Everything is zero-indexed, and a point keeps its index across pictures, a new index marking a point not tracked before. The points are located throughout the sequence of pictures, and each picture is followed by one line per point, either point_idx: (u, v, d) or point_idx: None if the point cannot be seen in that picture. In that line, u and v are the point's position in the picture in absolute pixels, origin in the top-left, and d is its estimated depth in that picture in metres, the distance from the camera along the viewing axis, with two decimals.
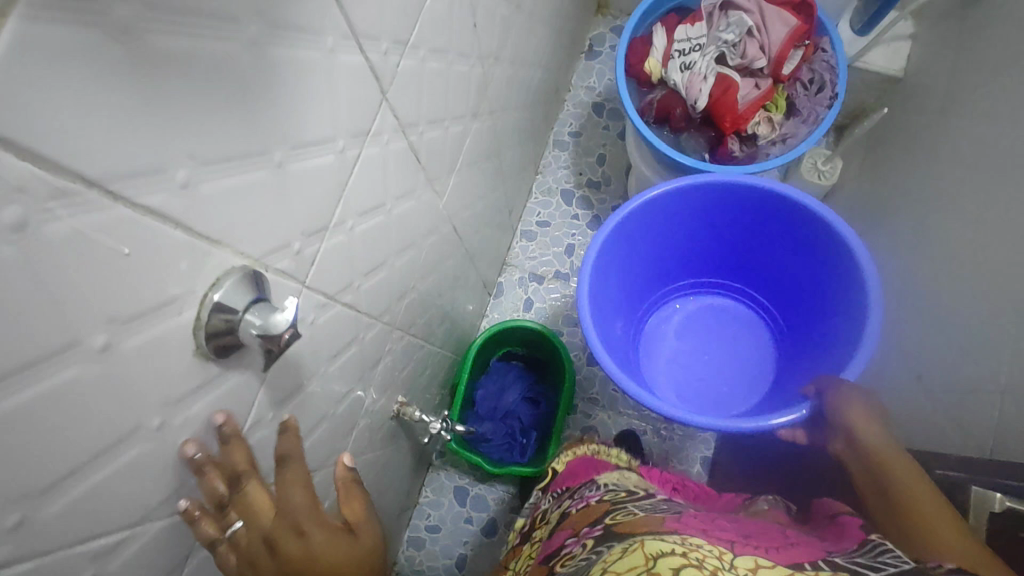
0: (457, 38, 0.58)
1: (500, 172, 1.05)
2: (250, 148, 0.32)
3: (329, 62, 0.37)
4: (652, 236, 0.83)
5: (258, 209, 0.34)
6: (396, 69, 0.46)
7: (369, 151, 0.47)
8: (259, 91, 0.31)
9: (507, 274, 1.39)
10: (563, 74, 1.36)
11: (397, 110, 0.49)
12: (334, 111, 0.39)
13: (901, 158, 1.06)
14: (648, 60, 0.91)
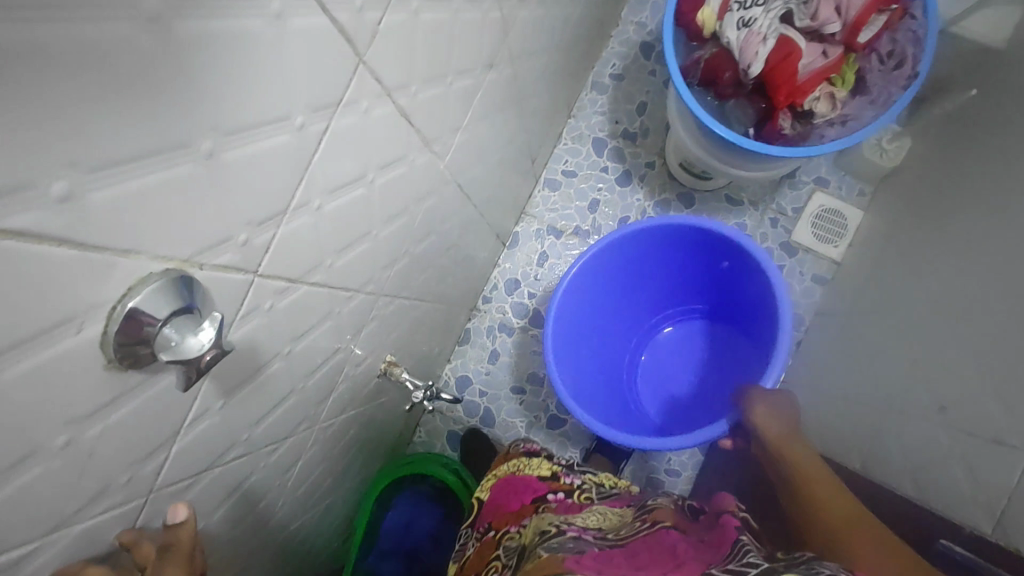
0: None
1: (520, 122, 0.97)
2: (162, 144, 0.27)
3: (278, 31, 0.31)
4: (618, 283, 1.01)
5: (179, 211, 0.30)
6: (377, 26, 0.39)
7: (342, 121, 0.41)
8: (173, 76, 0.26)
9: (525, 224, 1.32)
10: (611, 7, 1.21)
11: (379, 73, 0.43)
12: (286, 84, 0.33)
13: (979, 150, 0.93)
14: (703, 9, 0.79)
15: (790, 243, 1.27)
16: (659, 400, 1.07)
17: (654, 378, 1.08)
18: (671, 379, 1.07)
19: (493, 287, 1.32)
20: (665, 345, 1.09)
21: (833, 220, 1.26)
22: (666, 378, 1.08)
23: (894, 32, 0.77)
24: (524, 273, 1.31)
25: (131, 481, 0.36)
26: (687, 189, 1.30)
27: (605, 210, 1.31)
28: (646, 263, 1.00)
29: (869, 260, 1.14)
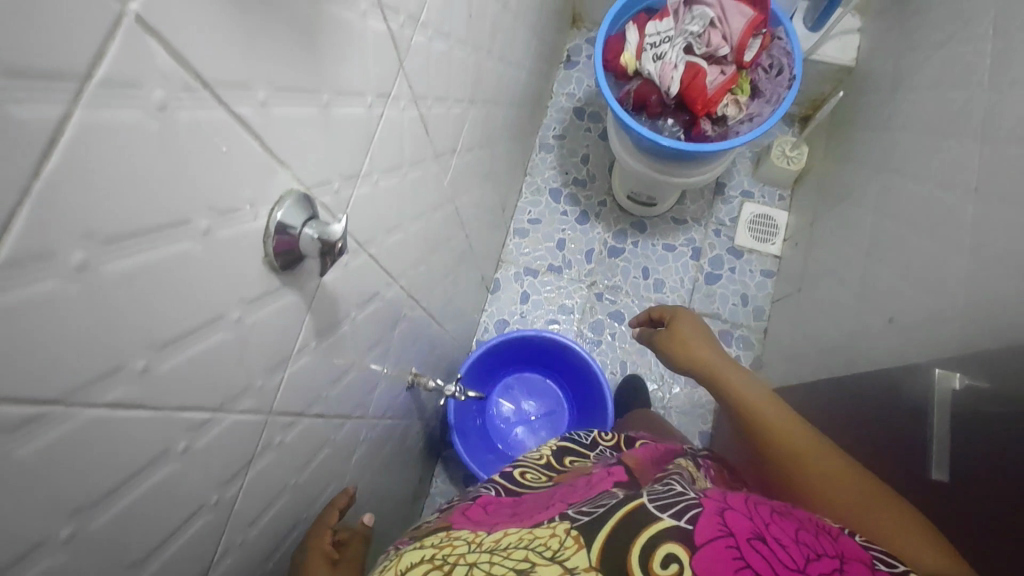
0: (456, 25, 0.67)
1: (491, 166, 1.13)
2: (302, 52, 0.37)
3: (361, 24, 0.44)
4: (478, 375, 1.25)
5: (315, 119, 0.41)
6: (410, 41, 0.54)
7: (390, 113, 0.55)
8: (322, 39, 0.39)
9: (503, 269, 1.45)
10: (545, 82, 1.46)
11: (410, 78, 0.57)
12: (366, 58, 0.47)
13: (861, 134, 1.18)
14: (623, 54, 0.99)
15: (735, 247, 1.45)
16: (540, 434, 1.30)
17: (525, 421, 1.31)
18: (535, 414, 1.31)
19: (484, 329, 1.42)
20: (497, 418, 1.31)
21: (764, 223, 1.46)
22: (530, 413, 1.32)
23: (770, 49, 0.98)
24: (511, 312, 1.43)
25: (264, 389, 0.44)
26: (638, 217, 1.48)
27: (572, 246, 1.47)
28: (485, 381, 1.28)
29: (805, 242, 1.32)
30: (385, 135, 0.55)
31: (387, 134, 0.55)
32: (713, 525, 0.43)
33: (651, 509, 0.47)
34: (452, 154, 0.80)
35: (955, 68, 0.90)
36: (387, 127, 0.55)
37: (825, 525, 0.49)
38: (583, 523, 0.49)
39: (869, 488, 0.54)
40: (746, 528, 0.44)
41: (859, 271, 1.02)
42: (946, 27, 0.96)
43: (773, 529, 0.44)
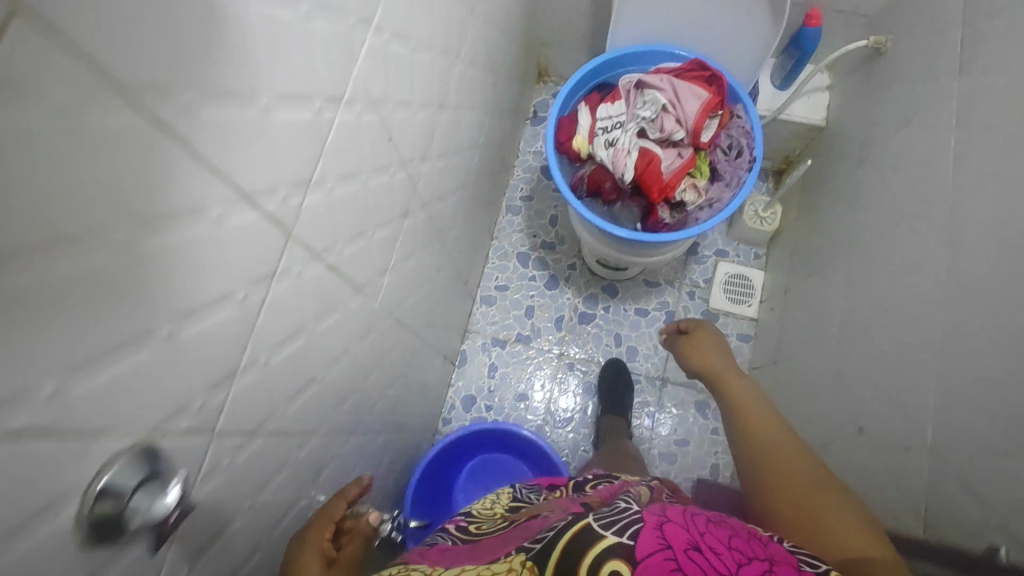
0: (371, 154, 0.61)
1: (446, 250, 1.08)
2: (118, 313, 0.33)
3: (216, 229, 0.40)
4: (433, 472, 1.17)
5: (133, 370, 0.36)
6: (299, 207, 0.49)
7: (278, 289, 0.50)
8: (145, 279, 0.34)
9: (470, 340, 1.40)
10: (508, 143, 1.41)
11: (304, 242, 0.52)
12: (220, 259, 0.41)
13: (830, 202, 1.12)
14: (574, 138, 0.94)
15: (709, 310, 1.39)
16: None
17: None
18: None
19: (450, 406, 1.36)
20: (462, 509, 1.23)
21: (740, 284, 1.40)
22: None
23: (730, 128, 0.93)
24: (478, 386, 1.37)
25: None
26: (609, 281, 1.42)
27: (540, 313, 1.41)
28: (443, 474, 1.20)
29: (780, 307, 1.27)
30: (270, 312, 0.50)
31: (273, 309, 0.50)
32: (653, 538, 0.42)
33: (594, 528, 0.44)
34: (382, 275, 0.75)
35: (917, 150, 0.85)
36: (273, 302, 0.50)
37: (757, 533, 0.48)
38: (537, 552, 0.47)
39: (821, 479, 0.61)
40: (685, 540, 0.42)
41: (830, 356, 0.97)
42: (911, 101, 0.91)
43: (709, 538, 0.43)
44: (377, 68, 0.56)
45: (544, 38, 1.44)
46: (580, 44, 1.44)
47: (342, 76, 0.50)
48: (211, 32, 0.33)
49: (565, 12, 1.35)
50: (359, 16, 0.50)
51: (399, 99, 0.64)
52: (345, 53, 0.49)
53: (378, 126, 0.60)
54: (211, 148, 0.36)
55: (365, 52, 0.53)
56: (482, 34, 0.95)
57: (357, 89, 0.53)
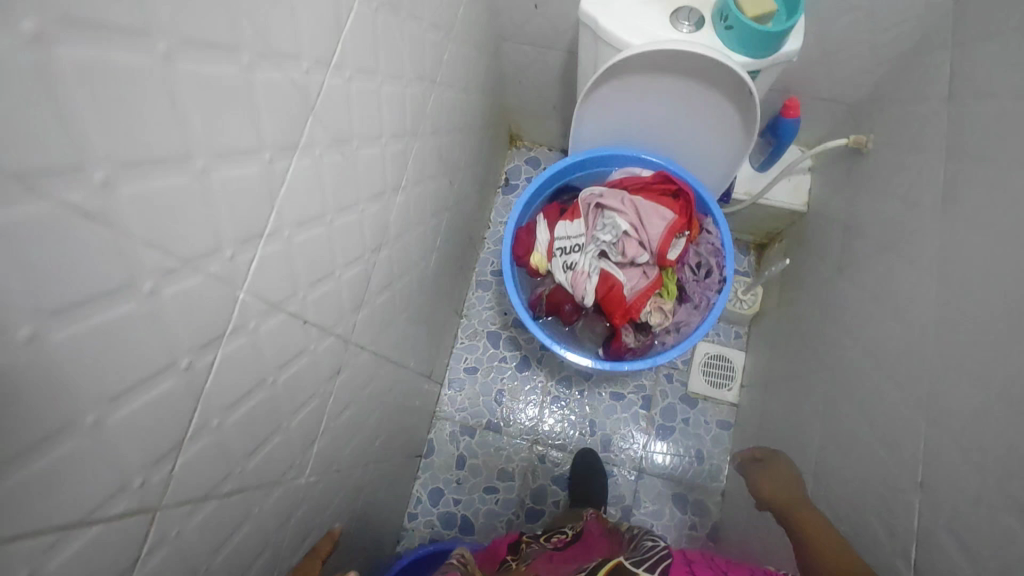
0: (334, 188, 0.57)
1: (411, 335, 1.03)
2: (24, 414, 0.30)
3: (151, 300, 0.37)
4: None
5: (58, 463, 0.33)
6: (250, 262, 0.46)
7: (232, 345, 0.47)
8: (63, 363, 0.32)
9: (438, 429, 1.33)
10: (478, 218, 1.34)
11: (260, 294, 0.49)
12: (157, 330, 0.38)
13: (806, 292, 1.10)
14: (533, 254, 0.90)
15: (688, 395, 1.36)
16: None
17: None
18: None
19: (416, 501, 1.29)
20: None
21: (720, 367, 1.35)
22: None
23: (697, 245, 0.90)
24: (447, 480, 1.30)
25: None
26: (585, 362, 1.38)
27: (512, 399, 1.35)
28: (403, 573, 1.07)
29: (760, 400, 1.22)
30: (216, 387, 0.46)
31: (221, 383, 0.47)
32: None
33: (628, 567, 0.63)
34: (343, 336, 0.70)
35: (902, 242, 0.81)
36: (219, 377, 0.46)
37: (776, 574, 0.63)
38: None
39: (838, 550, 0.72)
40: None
41: (811, 453, 0.94)
42: (895, 186, 0.86)
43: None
44: (335, 106, 0.53)
45: (513, 105, 1.35)
46: (549, 113, 1.34)
47: (294, 120, 0.47)
48: (140, 97, 0.31)
49: (534, 86, 1.26)
50: (307, 57, 0.47)
51: (363, 136, 0.61)
52: (295, 96, 0.46)
53: (343, 166, 0.58)
54: (139, 221, 0.34)
55: (321, 91, 0.50)
56: (450, 121, 0.93)
57: (312, 131, 0.50)
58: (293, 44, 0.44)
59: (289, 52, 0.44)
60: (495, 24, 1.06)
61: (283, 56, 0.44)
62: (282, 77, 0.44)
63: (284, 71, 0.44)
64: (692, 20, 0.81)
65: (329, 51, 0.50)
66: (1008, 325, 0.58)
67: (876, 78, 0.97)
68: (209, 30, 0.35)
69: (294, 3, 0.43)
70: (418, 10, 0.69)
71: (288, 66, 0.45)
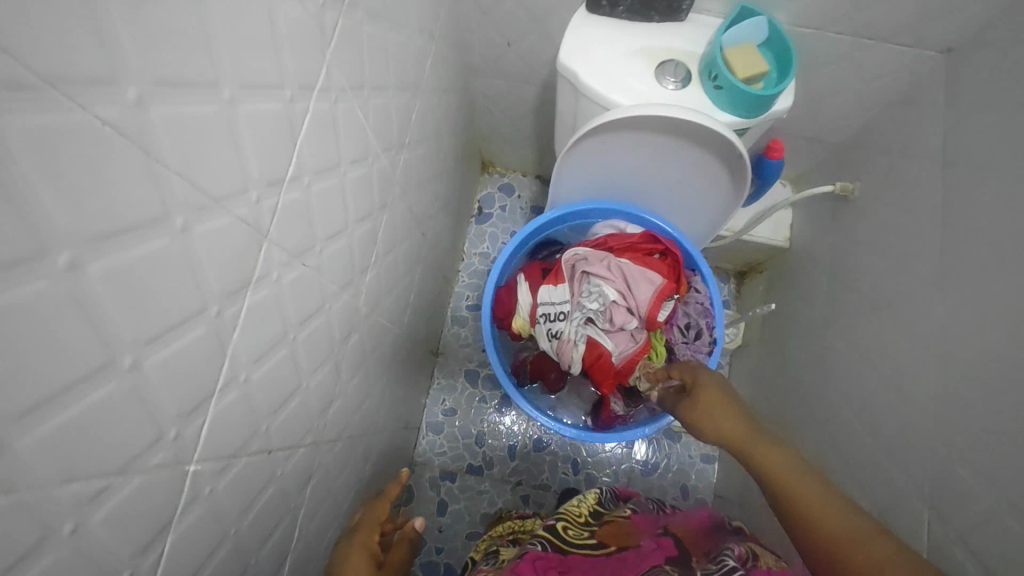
0: (298, 304, 0.51)
1: (387, 398, 0.97)
2: None
3: (78, 539, 0.30)
4: None
5: None
6: (202, 426, 0.39)
7: (184, 523, 0.40)
8: None
9: (417, 473, 1.28)
10: (452, 253, 1.27)
11: (213, 455, 0.42)
12: (94, 561, 0.32)
13: (791, 332, 1.08)
14: (515, 318, 0.86)
15: (672, 428, 1.33)
16: None
17: None
18: None
19: None
20: None
21: None
22: None
23: (686, 305, 0.86)
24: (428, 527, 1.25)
25: None
26: None
27: (493, 439, 1.31)
28: None
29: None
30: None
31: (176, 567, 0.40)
32: None
33: None
34: (313, 440, 0.64)
35: (894, 303, 0.78)
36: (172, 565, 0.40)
37: None
38: None
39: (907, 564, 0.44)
40: None
41: None
42: (888, 240, 0.83)
43: None
44: (293, 218, 0.47)
45: (486, 134, 1.28)
46: (523, 142, 1.27)
47: (243, 256, 0.40)
48: (37, 329, 0.25)
49: (507, 116, 1.19)
50: (256, 184, 0.40)
51: (327, 235, 0.55)
52: (244, 232, 0.40)
53: (305, 277, 0.52)
54: (51, 466, 0.27)
55: (277, 211, 0.44)
56: (420, 178, 0.87)
57: (267, 257, 0.44)
58: (237, 178, 0.38)
59: (231, 190, 0.37)
60: (463, 60, 0.99)
61: (224, 198, 0.37)
62: (224, 221, 0.37)
63: (228, 212, 0.37)
64: (679, 77, 0.76)
65: (283, 167, 0.44)
66: (1009, 416, 0.55)
67: (863, 119, 0.95)
68: (125, 212, 0.28)
69: (236, 134, 0.37)
70: (384, 77, 0.62)
71: (231, 205, 0.38)
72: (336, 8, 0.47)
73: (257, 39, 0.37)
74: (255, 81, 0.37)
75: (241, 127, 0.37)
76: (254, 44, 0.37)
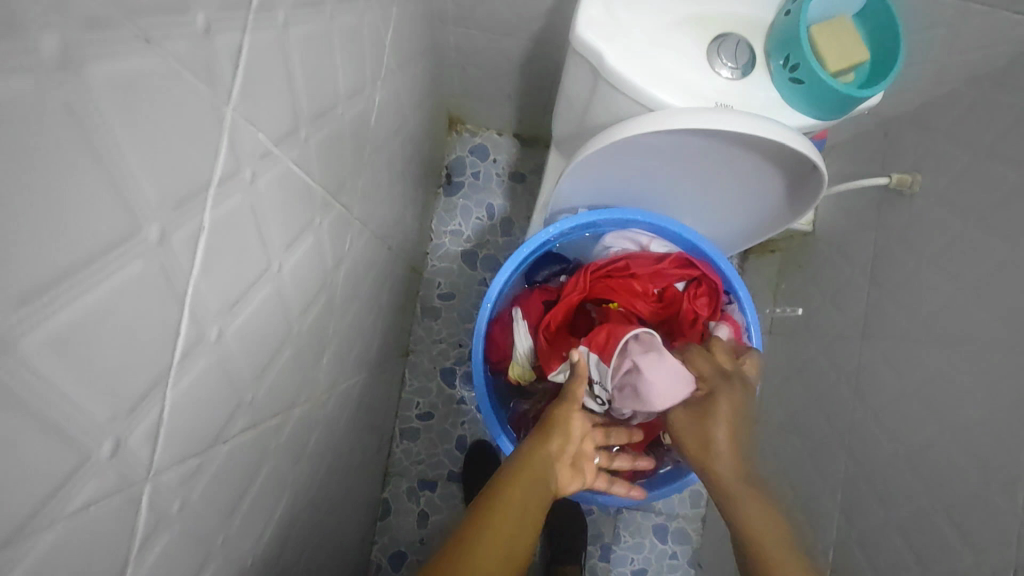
0: (218, 499, 0.33)
1: (351, 443, 0.80)
2: None
3: None
4: None
5: None
6: None
7: None
8: None
9: (392, 484, 1.15)
10: (419, 239, 1.07)
11: None
12: None
13: (813, 334, 0.96)
14: (511, 365, 0.72)
15: None
16: None
17: None
18: None
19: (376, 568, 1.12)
20: None
21: None
22: None
23: None
24: (408, 541, 1.13)
25: None
26: None
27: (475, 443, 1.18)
28: None
29: None
30: None
31: None
32: None
33: None
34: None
35: (963, 340, 0.66)
36: None
37: None
38: None
39: None
40: None
41: (822, 540, 0.83)
42: (959, 258, 0.69)
43: None
44: (198, 406, 0.28)
45: (457, 90, 1.03)
46: (502, 100, 1.04)
47: (95, 553, 0.22)
48: None
49: (483, 72, 0.94)
50: (103, 433, 0.21)
51: (258, 372, 0.35)
52: (89, 522, 0.22)
53: (231, 456, 0.33)
54: None
55: (164, 428, 0.25)
56: (381, 188, 0.65)
57: (152, 504, 0.26)
58: (45, 467, 0.19)
59: (37, 497, 0.19)
60: (429, 8, 0.73)
61: (21, 521, 0.18)
62: (34, 555, 0.19)
63: (39, 532, 0.19)
64: (740, 61, 0.55)
65: (165, 357, 0.24)
66: None
67: (931, 94, 0.77)
68: None
69: (25, 404, 0.17)
70: (330, 90, 0.40)
71: (42, 516, 0.19)
72: (237, 26, 0.25)
73: (38, 197, 0.16)
74: (53, 281, 0.18)
75: (36, 383, 0.18)
76: (33, 213, 0.16)
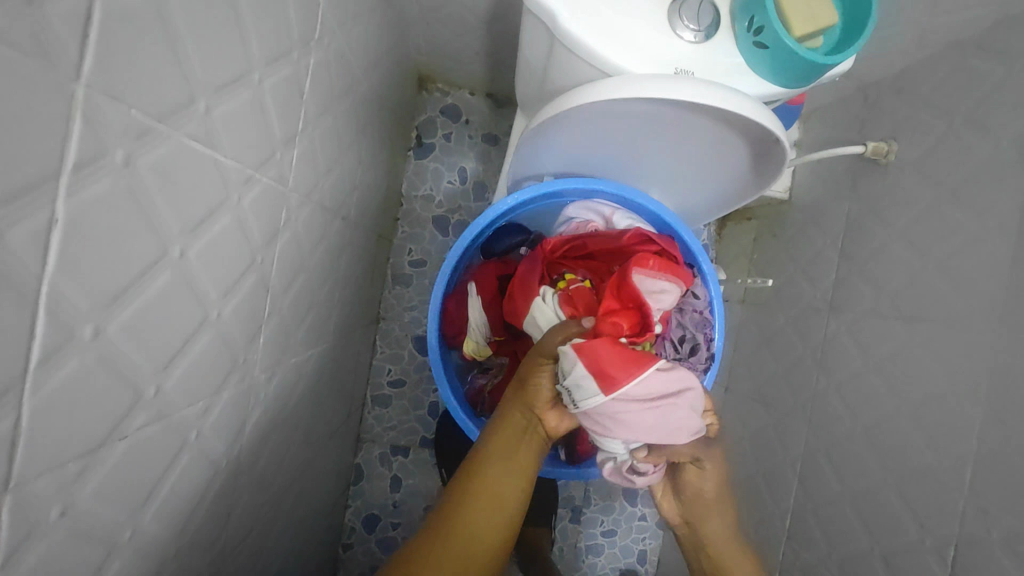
0: (121, 496, 0.32)
1: (311, 415, 0.80)
2: None
3: None
4: None
5: None
6: None
7: None
8: None
9: (365, 450, 1.16)
10: (386, 206, 1.03)
11: None
12: None
13: (783, 305, 0.95)
14: (466, 341, 0.71)
15: None
16: None
17: None
18: None
19: (349, 530, 1.14)
20: None
21: None
22: None
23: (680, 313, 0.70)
24: (381, 505, 1.15)
25: None
26: None
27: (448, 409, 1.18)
28: None
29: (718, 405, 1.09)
30: None
31: None
32: None
33: None
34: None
35: (924, 317, 0.65)
36: None
37: None
38: None
39: None
40: None
41: (781, 507, 0.85)
42: (927, 232, 0.67)
43: None
44: (73, 409, 0.26)
45: (424, 47, 0.98)
46: (471, 58, 0.98)
47: None
48: None
49: (448, 27, 0.89)
50: None
51: (163, 364, 0.34)
52: None
53: (132, 453, 0.32)
54: None
55: (23, 438, 0.24)
56: (329, 157, 0.61)
57: (18, 515, 0.24)
58: None
59: None
60: None
61: None
62: None
63: None
64: (703, 23, 0.52)
65: (15, 366, 0.22)
66: None
67: (913, 58, 0.74)
68: None
69: None
70: (241, 57, 0.36)
71: None
72: None
73: None
74: None
75: None
76: None
